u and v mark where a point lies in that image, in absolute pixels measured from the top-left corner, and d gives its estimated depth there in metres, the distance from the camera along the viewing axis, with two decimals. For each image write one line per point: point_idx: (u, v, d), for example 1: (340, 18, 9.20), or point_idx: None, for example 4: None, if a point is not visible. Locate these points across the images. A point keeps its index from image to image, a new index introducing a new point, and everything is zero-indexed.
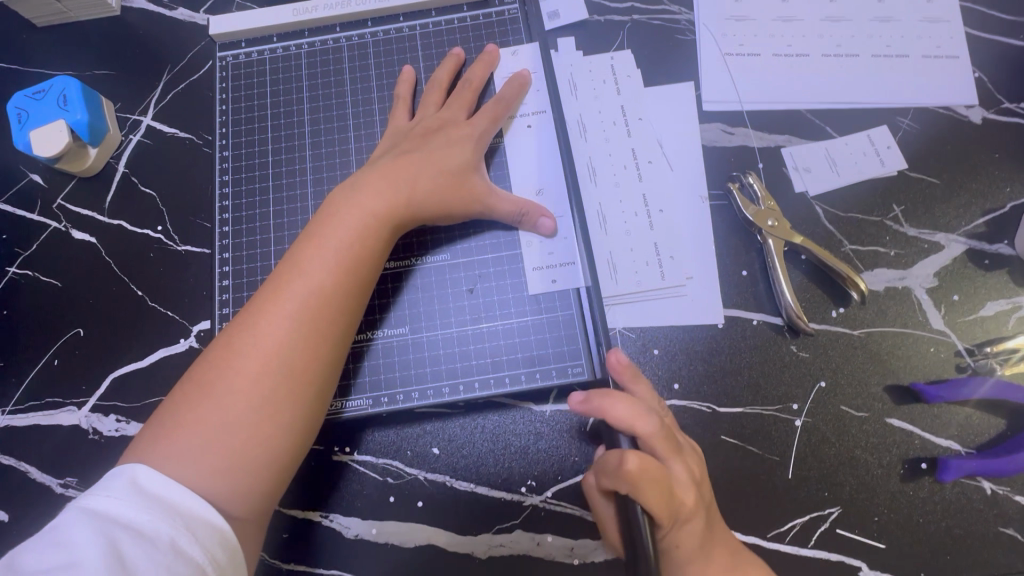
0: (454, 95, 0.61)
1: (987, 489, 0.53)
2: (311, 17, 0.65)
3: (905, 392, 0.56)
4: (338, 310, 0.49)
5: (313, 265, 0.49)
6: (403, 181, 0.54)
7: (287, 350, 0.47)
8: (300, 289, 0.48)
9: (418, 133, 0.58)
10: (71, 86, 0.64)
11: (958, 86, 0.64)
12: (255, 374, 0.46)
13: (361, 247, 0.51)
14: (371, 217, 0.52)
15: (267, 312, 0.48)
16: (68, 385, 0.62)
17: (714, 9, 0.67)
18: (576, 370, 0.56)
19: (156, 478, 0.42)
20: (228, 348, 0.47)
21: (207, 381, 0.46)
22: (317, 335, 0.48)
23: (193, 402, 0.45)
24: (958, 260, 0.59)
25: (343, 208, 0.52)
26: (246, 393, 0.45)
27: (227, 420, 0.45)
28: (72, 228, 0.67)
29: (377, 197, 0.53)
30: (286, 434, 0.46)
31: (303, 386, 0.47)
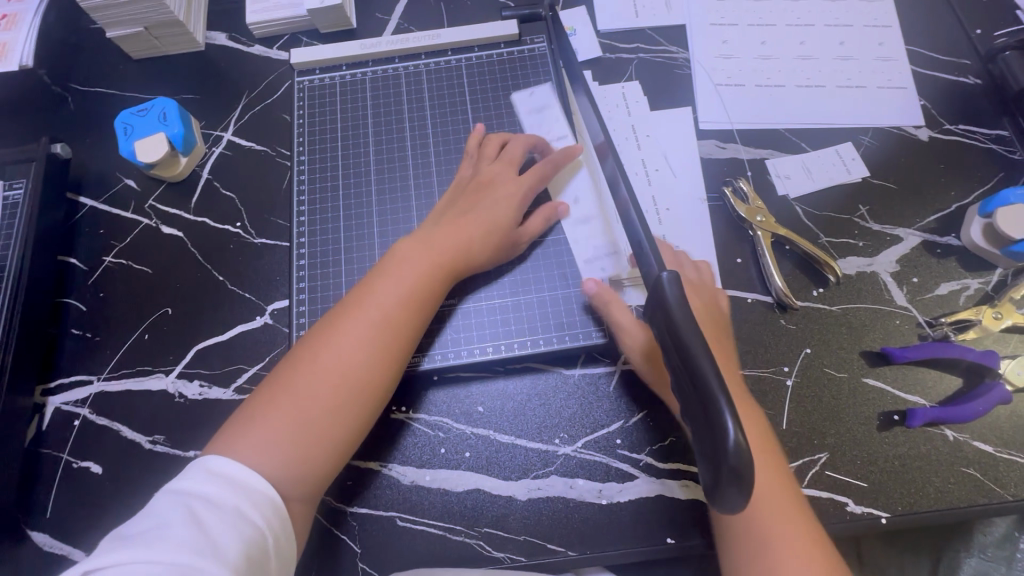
0: (506, 150, 0.71)
1: (950, 435, 0.62)
2: (375, 51, 0.79)
3: (877, 356, 0.66)
4: (401, 341, 0.59)
5: (381, 298, 0.59)
6: (458, 235, 0.64)
7: (358, 370, 0.57)
8: (373, 319, 0.58)
9: (475, 187, 0.68)
10: (169, 106, 0.76)
11: (908, 111, 0.78)
12: (329, 386, 0.56)
13: (424, 285, 0.61)
14: (431, 265, 0.62)
15: (343, 334, 0.58)
16: (156, 357, 0.71)
17: (706, 49, 0.82)
18: (599, 333, 0.66)
19: (224, 464, 0.51)
20: (308, 359, 0.57)
21: (286, 385, 0.56)
22: (383, 360, 0.58)
23: (273, 400, 0.55)
24: (916, 249, 0.71)
25: (411, 253, 0.62)
26: (317, 400, 0.55)
27: (298, 420, 0.54)
28: (161, 224, 0.77)
29: (437, 244, 0.63)
30: (342, 439, 0.56)
31: (364, 401, 0.57)
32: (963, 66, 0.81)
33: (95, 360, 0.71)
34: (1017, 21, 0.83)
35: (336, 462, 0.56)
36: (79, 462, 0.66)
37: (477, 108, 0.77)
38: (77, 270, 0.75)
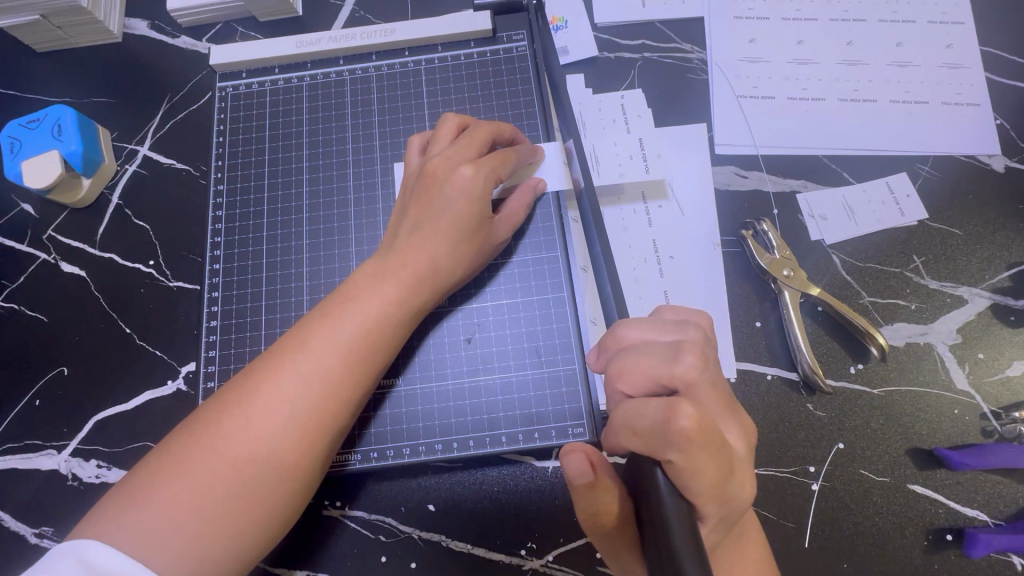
0: (466, 132, 0.53)
1: (1017, 564, 0.49)
2: (314, 50, 0.64)
3: (928, 456, 0.53)
4: (342, 402, 0.46)
5: (323, 347, 0.46)
6: (419, 256, 0.50)
7: (280, 439, 0.44)
8: (307, 373, 0.45)
9: (423, 183, 0.52)
10: (67, 116, 0.62)
11: (979, 133, 0.62)
12: (241, 463, 0.43)
13: (382, 329, 0.48)
14: (390, 303, 0.49)
15: (270, 391, 0.45)
16: (49, 428, 0.59)
17: (727, 49, 0.66)
18: (577, 430, 0.52)
19: (105, 555, 0.38)
20: (217, 423, 0.44)
21: (190, 454, 0.43)
22: (315, 426, 0.45)
23: (170, 475, 0.42)
24: (982, 315, 0.56)
25: (363, 287, 0.49)
26: (232, 476, 0.42)
27: (204, 502, 0.41)
28: (61, 260, 0.64)
29: (397, 275, 0.49)
30: (268, 523, 0.44)
31: (289, 479, 0.44)
32: None
33: None
34: None
35: (249, 556, 0.43)
36: None
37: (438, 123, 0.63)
38: None
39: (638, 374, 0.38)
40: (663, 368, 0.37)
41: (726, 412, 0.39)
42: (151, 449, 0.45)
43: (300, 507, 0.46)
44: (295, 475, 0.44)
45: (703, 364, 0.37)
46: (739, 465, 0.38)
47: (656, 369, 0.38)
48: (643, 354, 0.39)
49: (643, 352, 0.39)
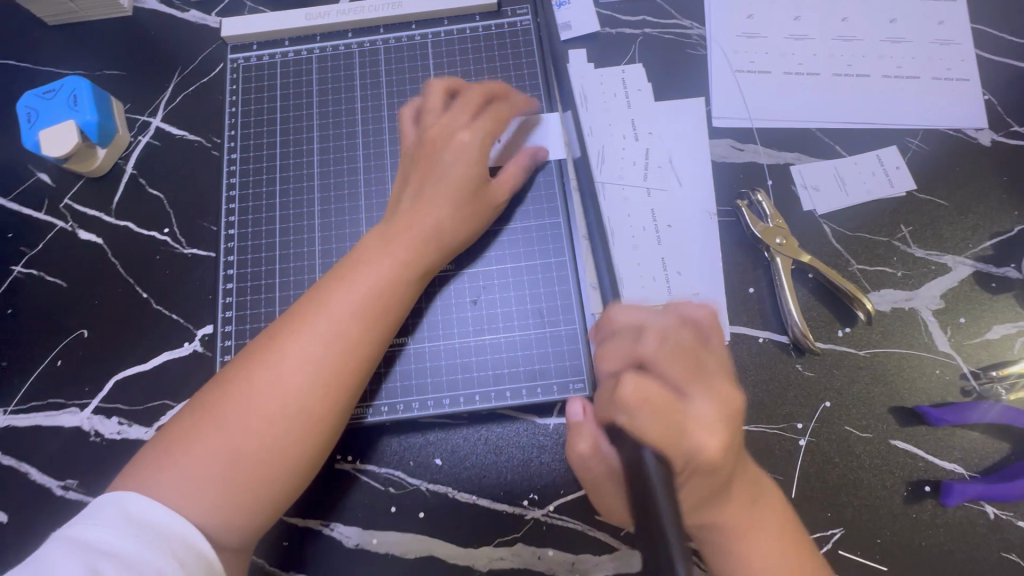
0: (459, 100, 0.57)
1: (991, 513, 0.53)
2: (323, 23, 0.66)
3: (909, 414, 0.55)
4: (358, 360, 0.48)
5: (338, 309, 0.48)
6: (425, 216, 0.52)
7: (301, 395, 0.46)
8: (323, 333, 0.47)
9: (423, 151, 0.55)
10: (82, 86, 0.64)
11: (967, 108, 0.64)
12: (265, 417, 0.45)
13: (392, 292, 0.50)
14: (399, 265, 0.51)
15: (289, 352, 0.47)
16: (71, 387, 0.61)
17: (726, 25, 0.68)
18: (578, 386, 0.55)
19: (146, 506, 0.41)
20: (242, 381, 0.46)
21: (215, 412, 0.45)
22: (333, 383, 0.47)
23: (198, 431, 0.45)
24: (965, 282, 0.59)
25: (372, 251, 0.51)
26: (258, 431, 0.45)
27: (232, 455, 0.44)
28: (78, 228, 0.66)
29: (405, 241, 0.51)
30: (293, 475, 0.46)
31: (311, 433, 0.46)
32: None
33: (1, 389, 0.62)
34: None
35: (276, 506, 0.46)
36: None
37: None
38: None
39: (613, 356, 0.46)
40: (629, 347, 0.45)
41: (693, 377, 0.43)
42: (179, 410, 0.47)
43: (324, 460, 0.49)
44: (317, 428, 0.46)
45: (662, 340, 0.44)
46: (701, 427, 0.41)
47: (624, 350, 0.45)
48: (616, 340, 0.46)
49: (616, 338, 0.46)
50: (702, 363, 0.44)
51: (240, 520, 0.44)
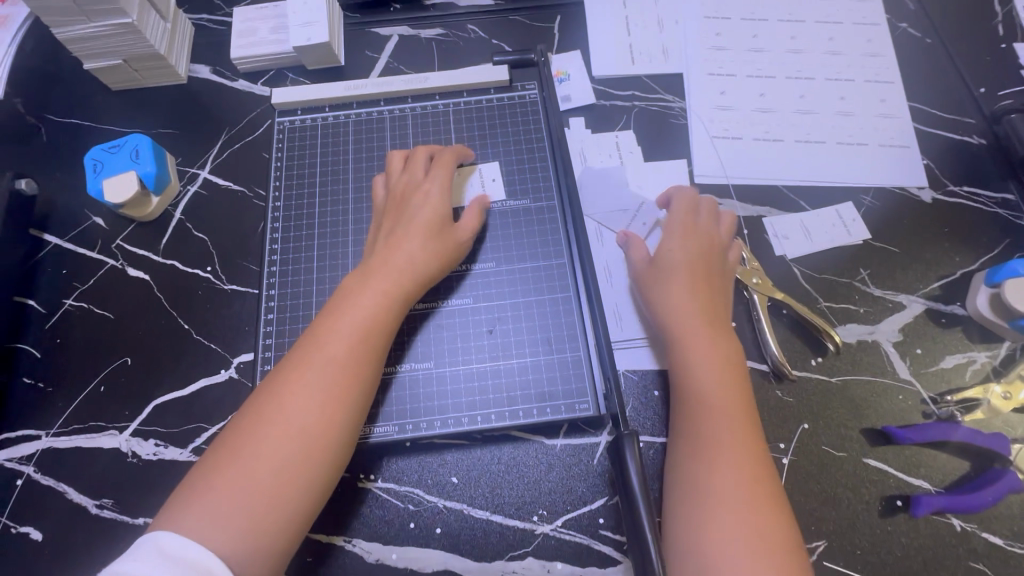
0: (410, 160, 0.67)
1: (957, 525, 0.58)
2: (360, 93, 0.76)
3: (878, 435, 0.62)
4: (355, 380, 0.54)
5: (334, 336, 0.55)
6: (398, 255, 0.60)
7: (305, 418, 0.51)
8: (322, 362, 0.53)
9: (393, 203, 0.64)
10: (143, 143, 0.73)
11: (910, 170, 0.75)
12: (281, 443, 0.50)
13: (381, 318, 0.57)
14: (383, 294, 0.57)
15: (295, 381, 0.53)
16: (112, 411, 0.66)
17: (703, 99, 0.79)
18: (583, 406, 0.61)
19: (178, 541, 0.44)
20: (256, 415, 0.52)
21: (238, 446, 0.50)
22: (338, 404, 0.53)
23: (225, 466, 0.49)
24: (919, 318, 0.67)
25: (357, 287, 0.58)
26: (276, 454, 0.49)
27: (254, 484, 0.48)
28: (128, 266, 0.73)
29: (386, 275, 0.59)
30: (307, 494, 0.50)
31: (322, 449, 0.51)
32: (966, 125, 0.79)
33: (45, 412, 0.66)
34: (1021, 80, 0.81)
35: (298, 525, 0.50)
36: (18, 527, 0.61)
37: None
38: (35, 313, 0.71)
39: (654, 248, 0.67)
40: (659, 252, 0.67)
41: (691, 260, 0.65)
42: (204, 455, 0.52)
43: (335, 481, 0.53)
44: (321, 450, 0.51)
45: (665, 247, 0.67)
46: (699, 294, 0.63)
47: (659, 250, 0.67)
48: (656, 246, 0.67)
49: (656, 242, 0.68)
50: (682, 269, 0.62)
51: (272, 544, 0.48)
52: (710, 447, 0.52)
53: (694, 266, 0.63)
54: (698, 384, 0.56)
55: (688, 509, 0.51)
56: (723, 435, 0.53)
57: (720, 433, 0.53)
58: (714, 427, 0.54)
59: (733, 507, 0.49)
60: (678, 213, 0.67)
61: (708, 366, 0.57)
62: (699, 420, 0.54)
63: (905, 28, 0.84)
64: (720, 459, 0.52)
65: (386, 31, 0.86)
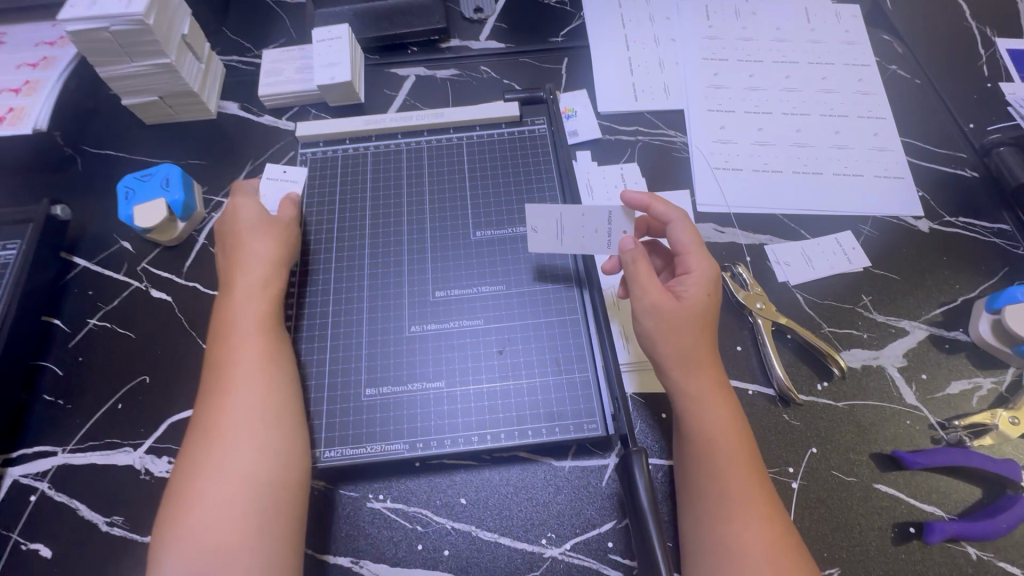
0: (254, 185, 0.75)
1: (973, 554, 0.58)
2: (379, 127, 0.81)
3: (887, 459, 0.62)
4: (269, 400, 0.58)
5: (229, 352, 0.60)
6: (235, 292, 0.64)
7: (234, 430, 0.55)
8: (228, 394, 0.57)
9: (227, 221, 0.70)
10: (174, 172, 0.77)
11: (907, 201, 0.78)
12: (212, 476, 0.53)
13: (253, 327, 0.61)
14: (221, 306, 0.63)
15: (212, 405, 0.57)
16: (127, 428, 0.67)
17: (704, 133, 0.83)
18: (592, 426, 0.62)
19: None
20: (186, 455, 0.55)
21: (186, 476, 0.54)
22: (261, 404, 0.57)
23: (180, 497, 0.53)
24: (923, 344, 0.68)
25: (221, 305, 0.63)
26: (219, 468, 0.54)
27: (212, 502, 0.52)
28: (151, 287, 0.76)
29: (223, 295, 0.64)
30: (265, 489, 0.54)
31: (265, 446, 0.55)
32: (959, 159, 0.82)
33: (62, 429, 0.67)
34: (1009, 117, 0.85)
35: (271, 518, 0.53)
36: (28, 543, 0.61)
37: (474, 184, 0.78)
38: (59, 332, 0.73)
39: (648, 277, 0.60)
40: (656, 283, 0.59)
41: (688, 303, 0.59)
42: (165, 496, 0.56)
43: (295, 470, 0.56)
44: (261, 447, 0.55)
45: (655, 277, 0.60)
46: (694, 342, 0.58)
47: (654, 281, 0.60)
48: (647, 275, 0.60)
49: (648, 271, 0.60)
50: (695, 312, 0.59)
51: (241, 564, 0.50)
52: (728, 503, 0.52)
53: (709, 309, 0.60)
54: (712, 439, 0.55)
55: (709, 567, 0.50)
56: (739, 489, 0.52)
57: (734, 486, 0.53)
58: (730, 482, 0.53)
59: (757, 564, 0.49)
60: (687, 243, 0.62)
61: (716, 418, 0.56)
62: (714, 478, 0.53)
63: (895, 69, 0.89)
64: (741, 514, 0.51)
65: (404, 71, 0.92)
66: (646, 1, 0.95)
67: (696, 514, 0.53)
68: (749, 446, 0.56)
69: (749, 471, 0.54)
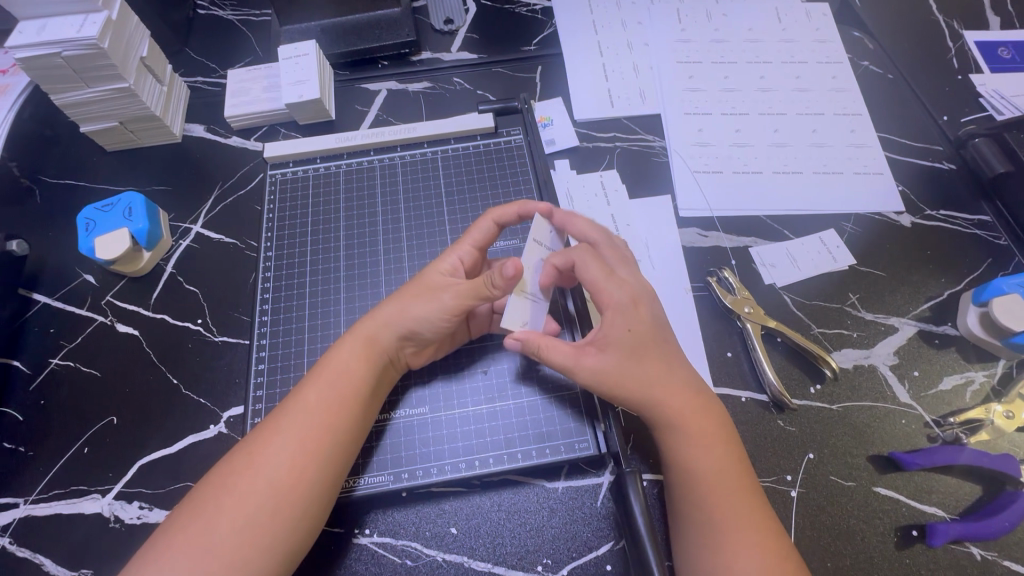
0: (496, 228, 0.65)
1: (977, 554, 0.56)
2: (350, 144, 0.79)
3: (885, 461, 0.61)
4: (329, 434, 0.53)
5: (311, 397, 0.55)
6: (387, 310, 0.59)
7: (275, 474, 0.50)
8: (296, 415, 0.53)
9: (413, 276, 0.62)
10: (137, 201, 0.74)
11: (887, 197, 0.77)
12: (250, 499, 0.49)
13: (354, 379, 0.56)
14: (358, 355, 0.57)
15: (270, 440, 0.52)
16: (95, 473, 0.64)
17: (682, 137, 0.82)
18: (583, 445, 0.60)
19: None
20: (230, 465, 0.52)
21: (203, 502, 0.50)
22: (308, 461, 0.52)
23: (188, 524, 0.49)
24: (912, 340, 0.68)
25: (350, 348, 0.58)
26: (242, 511, 0.49)
27: (215, 544, 0.47)
28: (117, 321, 0.73)
29: (355, 346, 0.58)
30: (272, 551, 0.49)
31: (289, 507, 0.50)
32: (935, 152, 0.82)
33: (24, 478, 0.64)
34: (981, 109, 0.85)
35: None
36: None
37: (451, 199, 0.76)
38: (19, 374, 0.69)
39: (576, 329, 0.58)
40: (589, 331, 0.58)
41: (628, 348, 0.56)
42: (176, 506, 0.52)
43: (305, 540, 0.51)
44: (290, 512, 0.50)
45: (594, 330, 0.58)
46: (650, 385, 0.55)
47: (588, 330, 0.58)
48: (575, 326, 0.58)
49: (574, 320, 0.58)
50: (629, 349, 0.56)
51: None
52: (717, 513, 0.51)
53: (638, 339, 0.56)
54: (691, 464, 0.53)
55: None
56: (730, 501, 0.51)
57: (721, 498, 0.52)
58: (712, 502, 0.52)
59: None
60: (594, 274, 0.58)
61: (692, 434, 0.54)
62: (694, 499, 0.52)
63: (867, 65, 0.90)
64: (734, 528, 0.50)
65: (375, 86, 0.90)
66: (618, 7, 0.94)
67: (684, 536, 0.53)
68: (737, 465, 0.54)
69: (740, 487, 0.53)
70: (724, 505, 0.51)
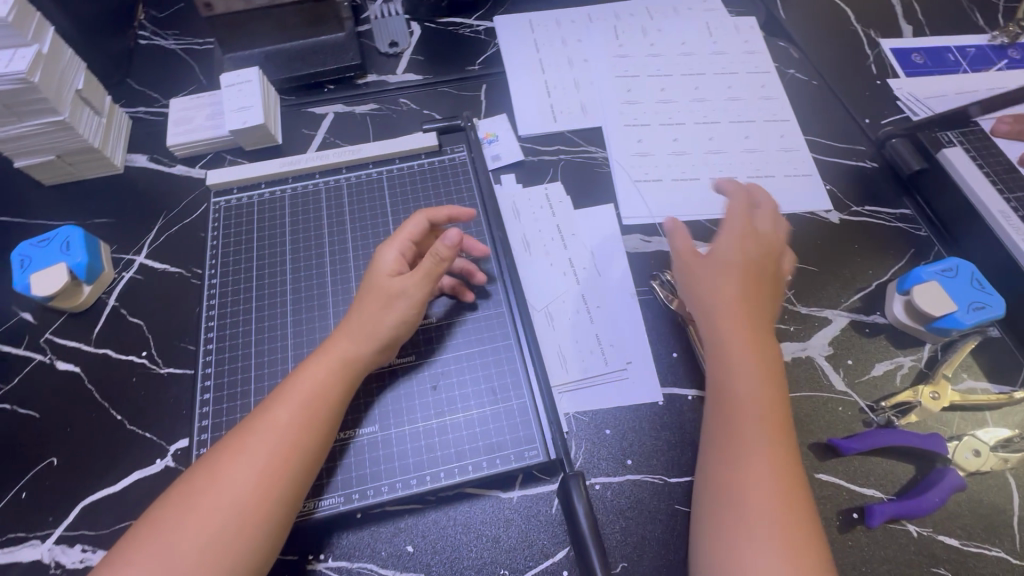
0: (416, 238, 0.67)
1: (913, 531, 0.59)
2: (294, 168, 0.79)
3: (825, 448, 0.64)
4: (293, 457, 0.52)
5: (277, 418, 0.54)
6: (353, 322, 0.59)
7: (235, 498, 0.49)
8: (261, 437, 0.52)
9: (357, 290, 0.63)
10: (75, 235, 0.72)
11: (816, 196, 0.82)
12: (210, 522, 0.48)
13: (323, 400, 0.55)
14: (326, 375, 0.56)
15: (231, 462, 0.51)
16: (35, 518, 0.61)
17: (622, 147, 0.85)
18: (532, 453, 0.61)
19: None
20: (185, 488, 0.51)
21: (156, 527, 0.49)
22: (269, 485, 0.51)
23: (141, 549, 0.47)
24: (845, 330, 0.71)
25: (321, 366, 0.57)
26: (199, 536, 0.48)
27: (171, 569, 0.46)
28: (57, 359, 0.71)
29: (327, 365, 0.57)
30: None
31: (249, 531, 0.49)
32: (858, 151, 0.87)
33: None
34: (898, 110, 0.91)
35: None
36: None
37: (399, 218, 0.77)
38: None
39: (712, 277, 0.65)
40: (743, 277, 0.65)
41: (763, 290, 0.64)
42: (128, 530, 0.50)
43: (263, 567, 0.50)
44: (249, 538, 0.49)
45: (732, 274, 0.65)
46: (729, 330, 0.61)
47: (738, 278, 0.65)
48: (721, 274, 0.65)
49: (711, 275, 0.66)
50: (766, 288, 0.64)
51: None
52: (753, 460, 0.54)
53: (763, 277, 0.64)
54: (737, 412, 0.57)
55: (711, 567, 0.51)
56: (761, 451, 0.54)
57: (759, 449, 0.55)
58: (753, 448, 0.55)
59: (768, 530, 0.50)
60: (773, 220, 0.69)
61: (754, 394, 0.57)
62: (728, 452, 0.55)
63: (793, 73, 0.95)
64: (762, 478, 0.53)
65: (321, 109, 0.90)
66: (557, 26, 0.98)
67: (708, 508, 0.54)
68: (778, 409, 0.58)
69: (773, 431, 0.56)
70: (762, 444, 0.55)
